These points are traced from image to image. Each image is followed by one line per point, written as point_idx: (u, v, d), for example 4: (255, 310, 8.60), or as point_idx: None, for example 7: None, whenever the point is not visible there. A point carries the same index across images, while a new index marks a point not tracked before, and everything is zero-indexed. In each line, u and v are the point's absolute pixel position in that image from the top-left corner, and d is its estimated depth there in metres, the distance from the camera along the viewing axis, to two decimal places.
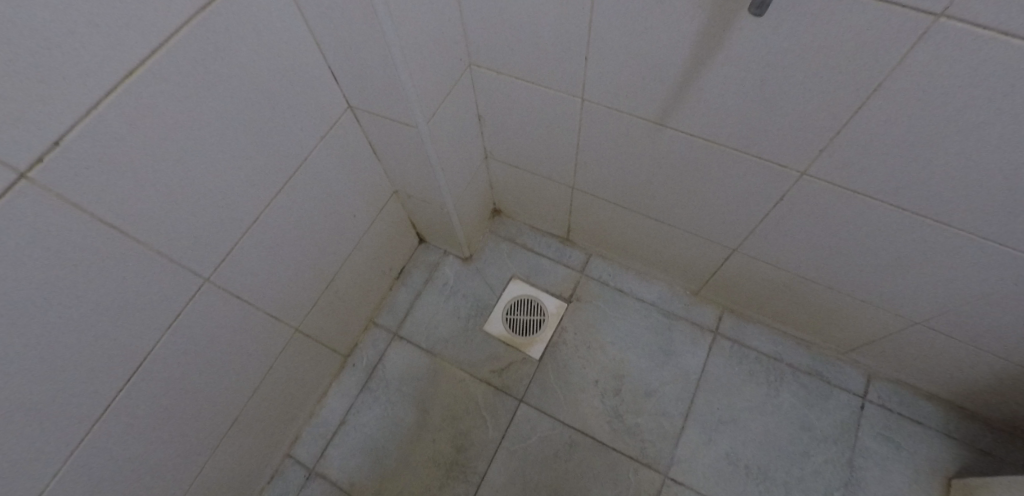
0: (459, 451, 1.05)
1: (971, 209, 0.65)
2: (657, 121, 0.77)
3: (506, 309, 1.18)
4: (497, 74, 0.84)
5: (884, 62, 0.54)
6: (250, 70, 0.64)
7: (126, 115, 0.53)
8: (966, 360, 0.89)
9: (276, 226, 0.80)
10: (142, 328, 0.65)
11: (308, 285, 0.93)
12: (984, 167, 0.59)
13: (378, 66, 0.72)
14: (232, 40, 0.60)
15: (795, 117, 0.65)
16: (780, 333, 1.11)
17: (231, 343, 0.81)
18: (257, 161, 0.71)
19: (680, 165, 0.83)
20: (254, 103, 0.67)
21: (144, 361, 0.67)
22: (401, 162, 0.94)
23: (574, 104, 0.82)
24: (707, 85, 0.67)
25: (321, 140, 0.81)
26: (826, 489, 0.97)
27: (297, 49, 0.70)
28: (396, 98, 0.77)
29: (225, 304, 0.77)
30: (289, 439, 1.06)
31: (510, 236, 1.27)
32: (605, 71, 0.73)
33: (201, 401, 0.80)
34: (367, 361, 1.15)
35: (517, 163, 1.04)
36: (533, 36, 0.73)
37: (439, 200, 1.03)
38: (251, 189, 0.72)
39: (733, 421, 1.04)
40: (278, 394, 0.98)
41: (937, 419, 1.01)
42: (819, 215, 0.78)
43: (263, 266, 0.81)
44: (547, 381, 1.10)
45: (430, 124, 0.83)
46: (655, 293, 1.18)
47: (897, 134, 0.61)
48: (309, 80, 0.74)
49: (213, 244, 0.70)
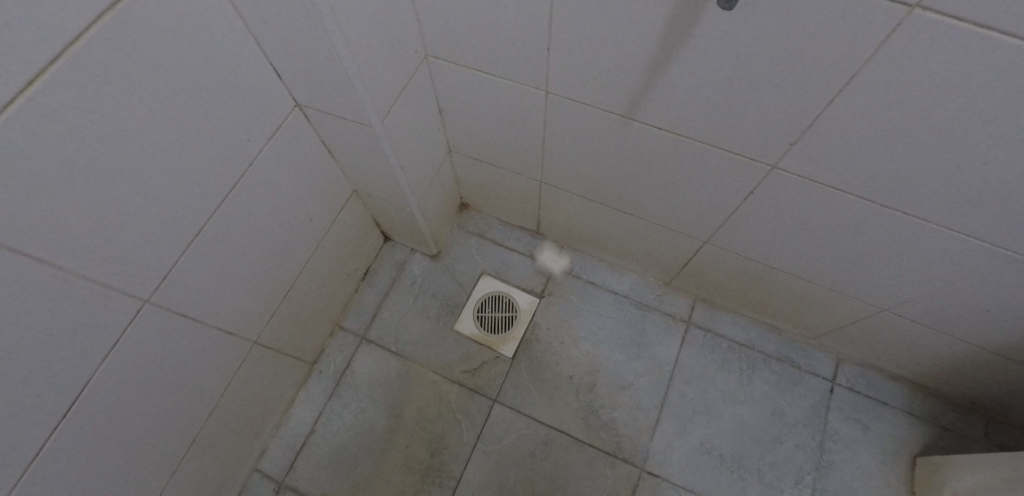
0: (434, 455, 1.03)
1: (940, 201, 0.64)
2: (624, 115, 0.74)
3: (477, 307, 1.15)
4: (455, 66, 0.79)
5: (856, 56, 0.52)
6: (177, 71, 0.58)
7: (28, 130, 0.47)
8: (932, 344, 0.91)
9: (224, 237, 0.74)
10: (75, 359, 0.60)
11: (265, 295, 0.88)
12: (953, 160, 0.58)
13: (322, 63, 0.66)
14: (152, 38, 0.54)
15: (765, 111, 0.63)
16: (751, 320, 1.12)
17: (183, 363, 0.76)
18: (195, 170, 0.66)
19: (648, 159, 0.81)
20: (186, 107, 0.61)
21: (81, 394, 0.62)
22: (358, 161, 0.89)
23: (538, 97, 0.78)
24: (675, 79, 0.64)
25: (268, 142, 0.75)
26: (798, 474, 0.99)
27: (234, 47, 0.64)
28: (345, 96, 0.72)
29: (172, 325, 0.72)
30: (256, 453, 1.03)
31: (479, 230, 1.23)
32: (569, 64, 0.69)
33: (153, 427, 0.75)
34: (335, 367, 1.11)
35: (483, 157, 1.00)
36: (492, 27, 0.69)
37: (401, 199, 0.98)
38: (190, 200, 0.67)
39: (706, 411, 1.05)
40: (240, 409, 0.94)
41: (903, 399, 1.03)
42: (790, 207, 0.77)
43: (212, 280, 0.75)
44: (521, 380, 1.09)
45: (386, 123, 0.78)
46: (627, 284, 1.16)
47: (867, 126, 0.59)
48: (250, 78, 0.68)
49: (149, 262, 0.65)
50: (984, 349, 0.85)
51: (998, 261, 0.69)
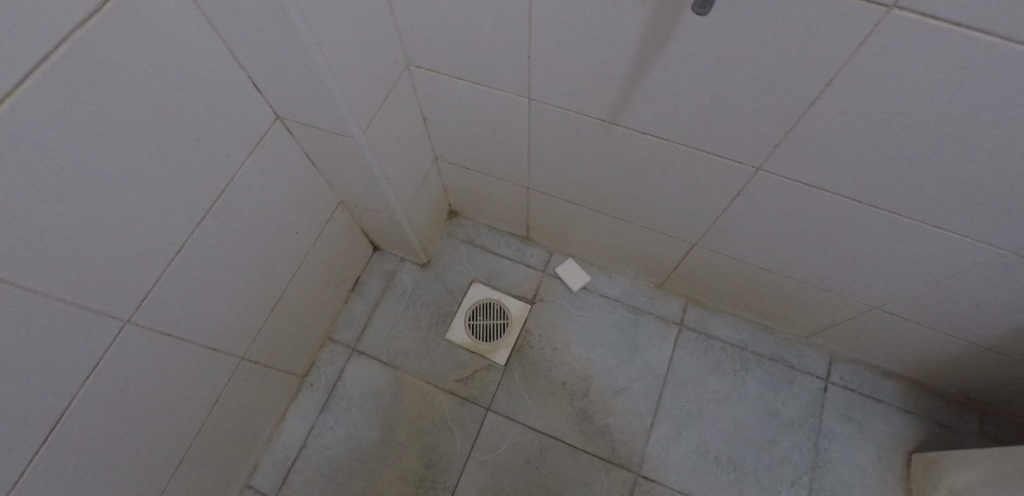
0: (428, 466, 1.02)
1: (924, 198, 0.64)
2: (608, 120, 0.74)
3: (468, 315, 1.15)
4: (437, 75, 0.79)
5: (834, 56, 0.52)
6: (152, 88, 0.57)
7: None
8: (924, 340, 0.91)
9: (207, 254, 0.73)
10: (54, 383, 0.58)
11: (251, 310, 0.87)
12: (934, 158, 0.59)
13: (301, 76, 0.66)
14: (126, 56, 0.53)
15: (747, 113, 0.63)
16: (743, 321, 1.12)
17: (168, 382, 0.75)
18: (174, 187, 0.65)
19: (634, 163, 0.80)
20: (162, 124, 0.60)
21: (60, 418, 0.60)
22: (342, 172, 0.89)
23: (520, 104, 0.78)
24: (656, 84, 0.64)
25: (249, 156, 0.74)
26: (794, 474, 0.99)
27: (212, 62, 0.63)
28: (326, 108, 0.71)
29: (155, 344, 0.70)
30: (247, 469, 1.02)
31: (468, 238, 1.23)
32: (551, 71, 0.69)
33: (140, 448, 0.74)
34: (326, 379, 1.10)
35: (469, 165, 1.00)
36: (472, 34, 0.69)
37: (387, 209, 0.97)
38: (170, 216, 0.66)
39: (701, 413, 1.04)
40: (229, 426, 0.92)
41: (896, 396, 1.03)
42: (776, 207, 0.77)
43: (196, 297, 0.74)
44: (514, 387, 1.08)
45: (368, 133, 0.78)
46: (619, 288, 1.16)
47: (849, 126, 0.59)
48: (229, 94, 0.67)
49: (129, 281, 0.64)
50: (975, 344, 0.85)
51: (985, 257, 0.69)
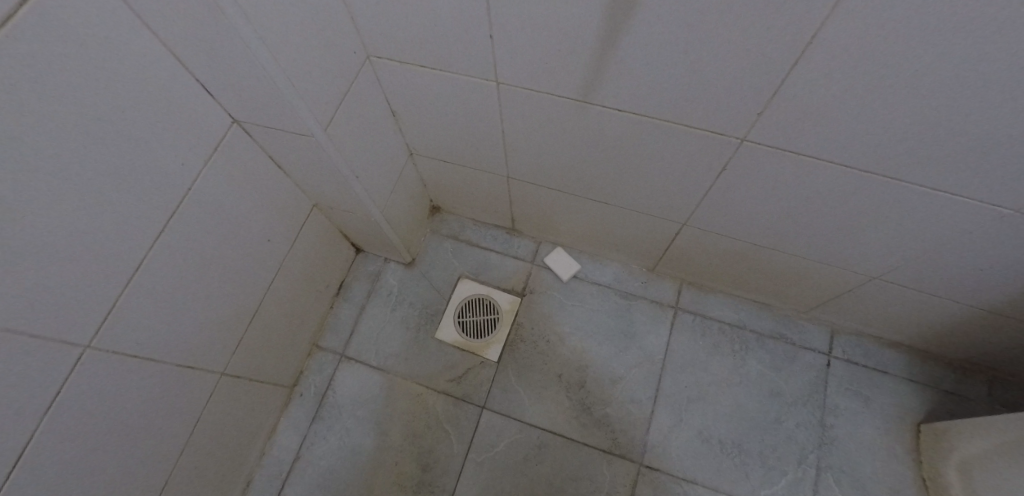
0: (425, 469, 1.00)
1: (919, 160, 0.61)
2: (582, 100, 0.70)
3: (457, 312, 1.12)
4: (399, 65, 0.75)
5: (817, 11, 0.48)
6: (88, 98, 0.53)
7: None
8: (927, 308, 0.88)
9: (173, 270, 0.70)
10: (13, 417, 0.55)
11: (228, 323, 0.84)
12: (929, 115, 0.55)
13: (250, 73, 0.62)
14: (50, 64, 0.48)
15: (726, 82, 0.59)
16: (740, 300, 1.09)
17: (143, 404, 0.72)
18: (126, 202, 0.61)
19: (612, 143, 0.77)
20: (104, 135, 0.56)
21: (24, 453, 0.57)
22: (313, 175, 0.85)
23: (489, 89, 0.74)
24: (629, 56, 0.60)
25: (207, 163, 0.70)
26: (800, 454, 0.96)
27: (158, 68, 0.59)
28: (282, 108, 0.67)
29: (126, 366, 0.67)
30: (241, 486, 0.99)
31: (453, 233, 1.19)
32: (517, 50, 0.65)
33: (119, 476, 0.71)
34: (316, 388, 1.08)
35: (445, 157, 0.96)
36: (429, 18, 0.64)
37: (364, 209, 0.94)
38: (125, 233, 0.62)
39: (702, 397, 1.02)
40: (216, 443, 0.90)
41: (902, 367, 1.01)
42: (763, 179, 0.73)
43: (165, 316, 0.71)
44: (509, 383, 1.05)
45: (330, 132, 0.74)
46: (610, 274, 1.13)
47: (838, 87, 0.55)
48: (179, 100, 0.63)
49: (87, 306, 0.60)
50: (978, 308, 0.82)
51: (985, 218, 0.65)
